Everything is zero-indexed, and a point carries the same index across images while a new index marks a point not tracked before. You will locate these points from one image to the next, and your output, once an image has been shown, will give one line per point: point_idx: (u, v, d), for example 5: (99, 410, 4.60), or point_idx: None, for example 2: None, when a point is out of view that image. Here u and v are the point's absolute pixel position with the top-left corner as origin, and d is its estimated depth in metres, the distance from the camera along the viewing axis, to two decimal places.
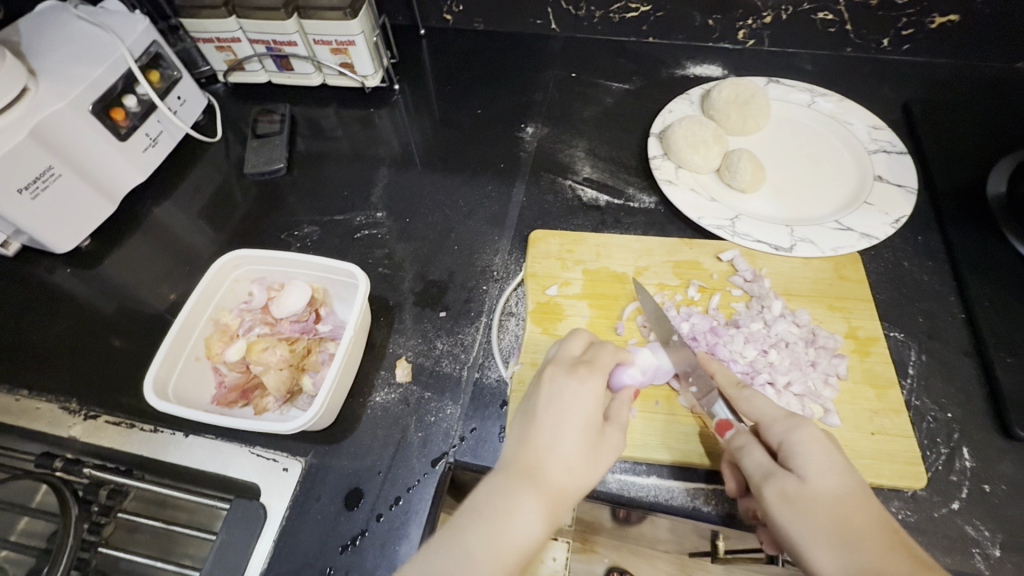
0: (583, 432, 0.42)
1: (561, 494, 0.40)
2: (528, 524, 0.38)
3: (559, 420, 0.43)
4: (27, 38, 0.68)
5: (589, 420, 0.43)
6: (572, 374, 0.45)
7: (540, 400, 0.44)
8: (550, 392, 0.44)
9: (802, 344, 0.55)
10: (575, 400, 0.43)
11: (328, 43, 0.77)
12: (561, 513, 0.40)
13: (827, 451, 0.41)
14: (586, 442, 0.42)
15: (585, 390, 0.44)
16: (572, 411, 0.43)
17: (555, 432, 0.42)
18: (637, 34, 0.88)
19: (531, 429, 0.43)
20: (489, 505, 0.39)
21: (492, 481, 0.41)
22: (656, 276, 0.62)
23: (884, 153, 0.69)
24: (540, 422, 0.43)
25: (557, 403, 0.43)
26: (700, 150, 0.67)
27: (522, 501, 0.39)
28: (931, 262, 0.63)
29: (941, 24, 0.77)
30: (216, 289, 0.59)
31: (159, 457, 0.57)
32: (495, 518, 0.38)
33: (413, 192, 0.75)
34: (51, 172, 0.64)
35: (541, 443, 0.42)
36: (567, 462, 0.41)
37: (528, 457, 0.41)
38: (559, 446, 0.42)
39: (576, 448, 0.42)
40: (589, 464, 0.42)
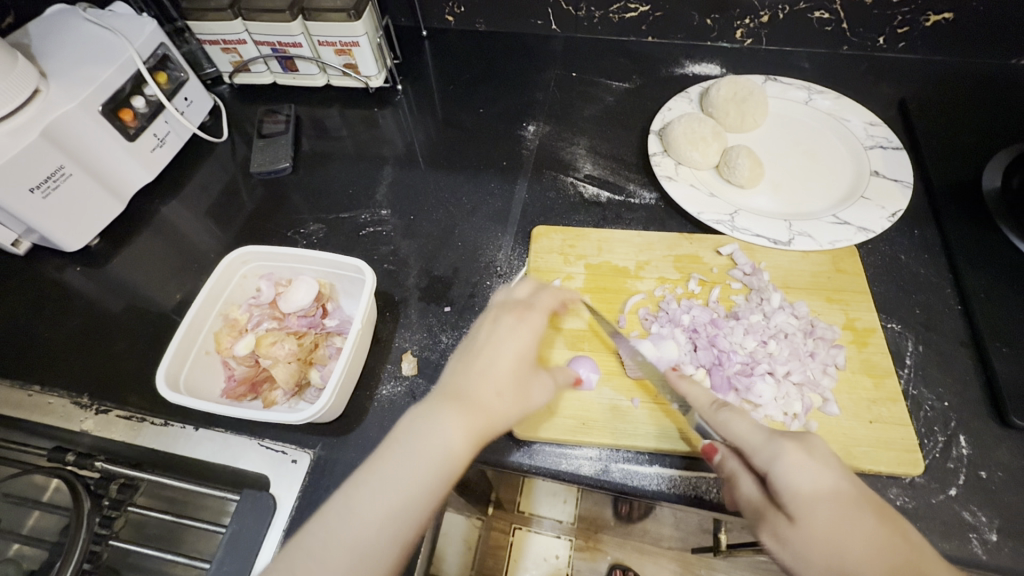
0: (516, 362, 0.44)
1: (481, 414, 0.42)
2: (445, 437, 0.40)
3: (494, 352, 0.45)
4: (37, 41, 0.69)
5: (523, 352, 0.45)
6: (514, 313, 0.47)
7: (479, 335, 0.46)
8: (490, 329, 0.46)
9: (801, 335, 0.56)
10: (511, 334, 0.45)
11: (333, 44, 0.78)
12: (481, 428, 0.42)
13: (811, 475, 0.40)
14: (518, 373, 0.44)
15: (521, 329, 0.46)
16: (506, 346, 0.45)
17: (487, 363, 0.44)
18: (636, 34, 0.89)
19: (468, 360, 0.45)
20: (416, 423, 0.41)
21: (421, 405, 0.43)
22: (657, 270, 0.63)
23: (880, 149, 0.70)
24: (474, 354, 0.45)
25: (496, 336, 0.45)
26: (699, 146, 0.68)
27: (442, 418, 0.41)
28: (927, 255, 0.64)
29: (935, 21, 0.78)
30: (225, 285, 0.60)
31: (170, 450, 0.58)
32: (420, 437, 0.40)
33: (417, 190, 0.76)
34: (62, 172, 0.65)
35: (471, 373, 0.44)
36: (495, 388, 0.43)
37: (456, 383, 0.43)
38: (492, 372, 0.44)
39: (507, 376, 0.44)
40: (517, 392, 0.44)
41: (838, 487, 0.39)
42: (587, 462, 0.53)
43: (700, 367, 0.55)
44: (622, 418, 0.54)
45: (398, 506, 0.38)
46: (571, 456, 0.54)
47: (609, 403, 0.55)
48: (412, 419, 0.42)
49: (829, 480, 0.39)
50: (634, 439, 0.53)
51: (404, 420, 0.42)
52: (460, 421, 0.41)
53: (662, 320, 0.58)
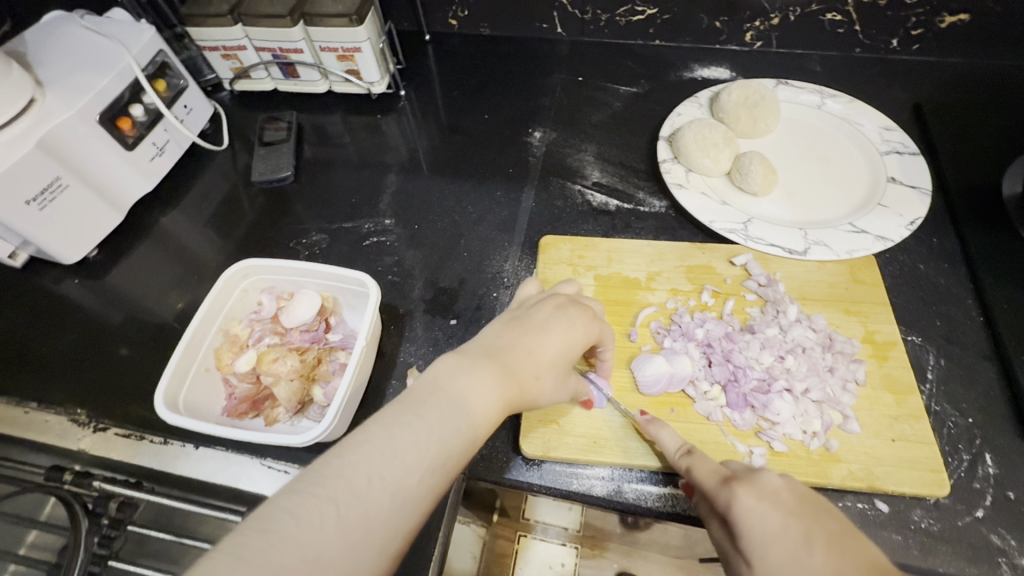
0: (564, 353, 0.45)
1: (517, 391, 0.43)
2: (484, 400, 0.40)
3: (548, 335, 0.45)
4: (34, 49, 0.68)
5: (576, 347, 0.46)
6: (582, 311, 0.48)
7: (539, 315, 0.47)
8: (552, 312, 0.47)
9: (819, 349, 0.55)
10: (571, 326, 0.46)
11: (334, 50, 0.77)
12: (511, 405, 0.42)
13: (761, 518, 0.39)
14: (562, 362, 0.45)
15: (581, 324, 0.46)
16: (565, 333, 0.46)
17: (543, 340, 0.45)
18: (643, 37, 0.88)
19: (516, 332, 0.45)
20: (451, 381, 0.40)
21: (457, 360, 0.42)
22: (669, 281, 0.61)
23: (897, 154, 0.68)
24: (529, 330, 0.45)
25: (557, 322, 0.46)
26: (710, 153, 0.67)
27: (483, 379, 0.41)
28: (947, 264, 0.62)
29: (951, 23, 0.77)
30: (225, 299, 0.58)
31: (169, 470, 0.57)
32: (452, 397, 0.39)
33: (421, 199, 0.74)
34: (58, 183, 0.64)
35: (523, 349, 0.44)
36: (538, 369, 0.44)
37: (504, 352, 0.43)
38: (541, 356, 0.44)
39: (550, 363, 0.44)
40: (552, 378, 0.45)
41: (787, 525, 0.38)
42: (599, 482, 0.52)
43: (715, 384, 0.53)
44: (635, 436, 0.52)
45: (401, 478, 0.35)
46: (583, 476, 0.52)
47: (622, 421, 0.53)
48: (453, 371, 0.41)
49: (780, 521, 0.39)
50: (648, 458, 0.51)
51: (442, 372, 0.41)
52: (500, 390, 0.41)
53: (675, 334, 0.57)
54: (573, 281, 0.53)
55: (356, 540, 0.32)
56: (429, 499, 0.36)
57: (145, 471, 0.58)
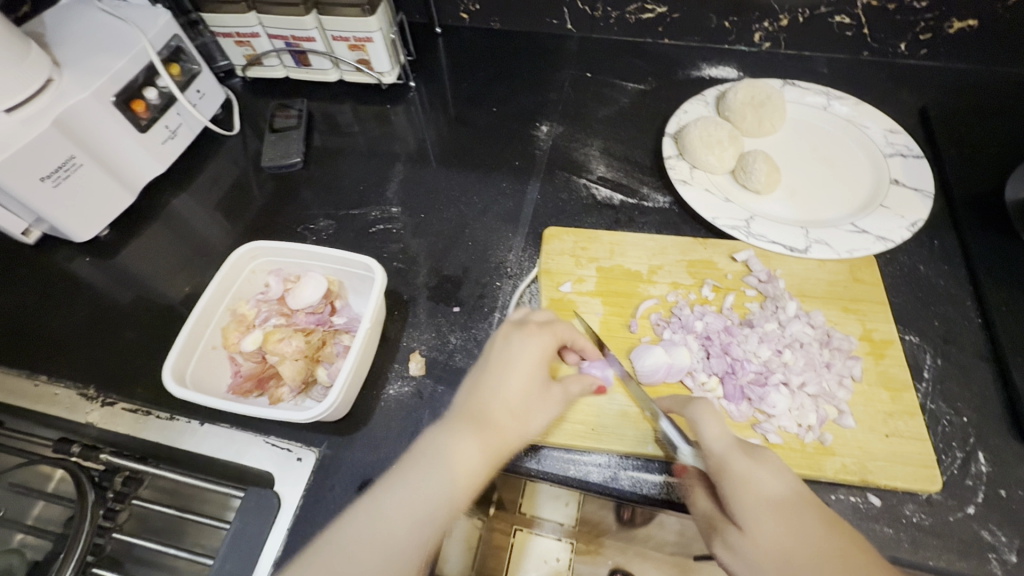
0: (527, 382, 0.47)
1: (495, 435, 0.46)
2: (464, 458, 0.44)
3: (506, 373, 0.47)
4: (51, 30, 0.69)
5: (533, 372, 0.48)
6: (525, 330, 0.49)
7: (493, 354, 0.49)
8: (503, 347, 0.49)
9: (817, 345, 0.55)
10: (523, 350, 0.48)
11: (346, 40, 0.78)
12: (496, 450, 0.45)
13: (758, 485, 0.42)
14: (527, 389, 0.47)
15: (533, 344, 0.48)
16: (518, 362, 0.48)
17: (504, 378, 0.47)
18: (653, 35, 0.88)
19: (481, 378, 0.48)
20: (430, 445, 0.45)
21: (438, 425, 0.46)
22: (671, 275, 0.62)
23: (900, 157, 0.69)
24: (490, 372, 0.48)
25: (511, 357, 0.48)
26: (715, 150, 0.67)
27: (458, 437, 0.45)
28: (947, 266, 0.63)
29: (959, 28, 0.77)
30: (234, 280, 0.59)
31: (175, 445, 0.58)
32: (433, 458, 0.44)
33: (428, 188, 0.75)
34: (73, 162, 0.65)
35: (487, 396, 0.47)
36: (510, 407, 0.47)
37: (475, 406, 0.46)
38: (505, 392, 0.47)
39: (517, 397, 0.47)
40: (528, 408, 0.47)
41: (784, 497, 0.42)
42: (596, 469, 0.53)
43: (712, 375, 0.54)
44: (634, 424, 0.53)
45: (392, 537, 0.41)
46: (579, 462, 0.53)
47: (620, 409, 0.54)
48: (432, 436, 0.45)
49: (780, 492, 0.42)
50: (646, 447, 0.52)
51: (427, 440, 0.45)
52: (475, 441, 0.45)
53: (674, 326, 0.57)
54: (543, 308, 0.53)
55: None
56: (430, 547, 0.42)
57: (151, 445, 0.59)
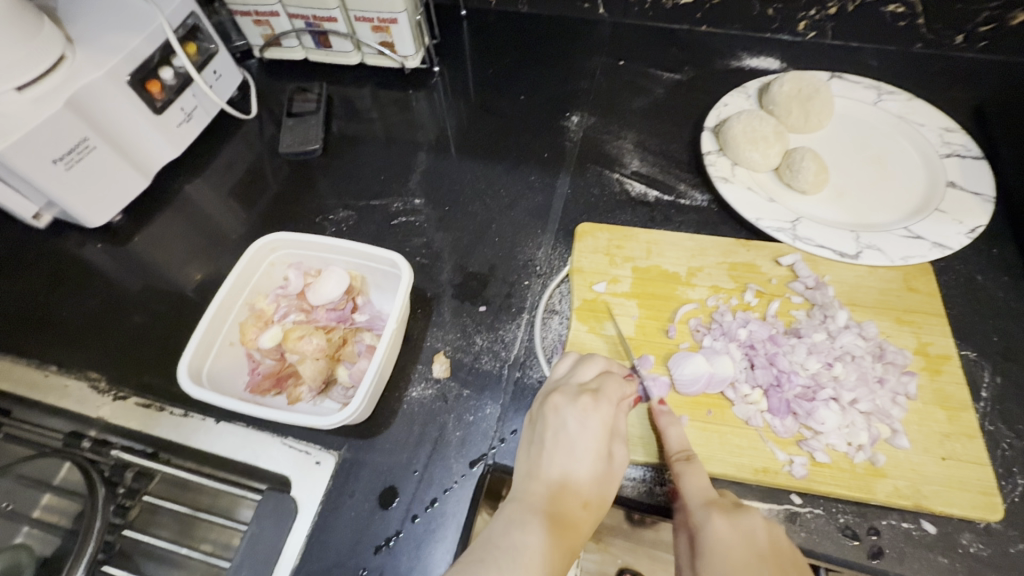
0: (592, 463, 0.43)
1: (570, 527, 0.40)
2: (545, 557, 0.38)
3: (569, 455, 0.43)
4: (64, 5, 0.66)
5: (597, 450, 0.43)
6: (580, 399, 0.45)
7: (548, 431, 0.44)
8: (556, 422, 0.44)
9: (869, 358, 0.52)
10: (583, 429, 0.44)
11: (370, 21, 0.74)
12: (573, 546, 0.40)
13: (728, 548, 0.40)
14: (595, 473, 0.43)
15: (592, 419, 0.44)
16: (580, 443, 0.43)
17: (567, 461, 0.43)
18: (690, 22, 0.84)
19: (543, 461, 0.44)
20: (506, 537, 0.39)
21: (505, 513, 0.41)
22: (711, 278, 0.58)
23: (957, 158, 0.64)
24: (549, 453, 0.44)
25: (570, 434, 0.44)
26: (760, 146, 0.63)
27: (538, 535, 0.39)
28: (1007, 277, 0.59)
29: (1023, 21, 0.72)
30: (252, 273, 0.57)
31: (188, 443, 0.56)
32: (515, 551, 0.38)
33: (452, 180, 0.72)
34: (85, 145, 0.62)
35: (551, 478, 0.42)
36: (581, 495, 0.42)
37: (540, 494, 0.42)
38: (570, 478, 0.42)
39: (587, 484, 0.42)
40: (601, 492, 0.43)
41: (751, 559, 0.39)
42: (629, 483, 0.50)
43: (756, 388, 0.51)
44: None
45: None
46: None
47: None
48: (506, 527, 0.39)
49: (745, 554, 0.39)
50: None
51: (498, 529, 0.39)
52: (556, 539, 0.39)
53: (715, 333, 0.54)
54: (594, 364, 0.49)
55: None
56: None
57: (163, 441, 0.57)
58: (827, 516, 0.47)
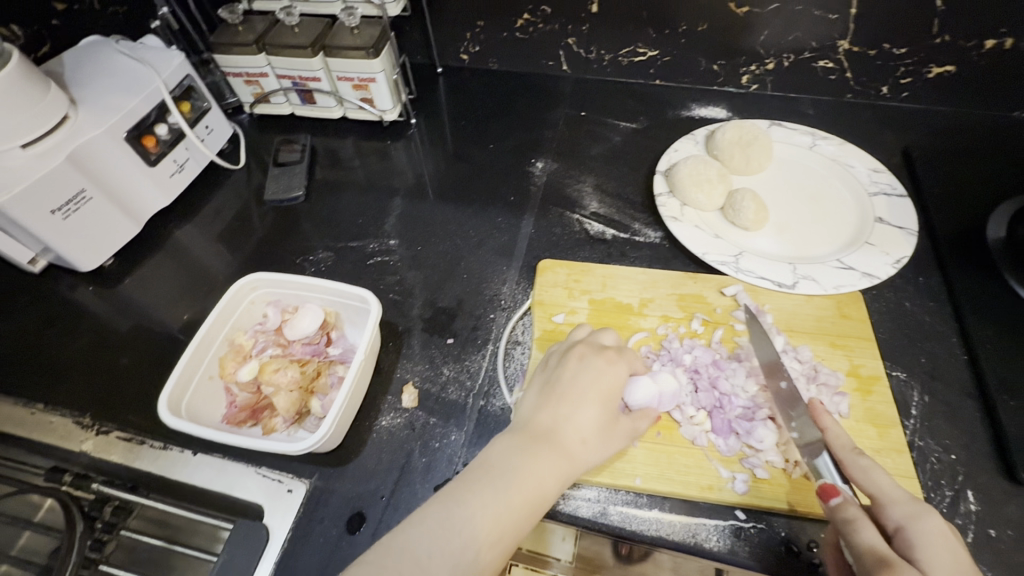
0: (604, 408, 0.47)
1: (569, 463, 0.44)
2: (529, 483, 0.42)
3: (583, 397, 0.47)
4: (70, 70, 0.73)
5: (611, 398, 0.47)
6: (603, 354, 0.49)
7: (568, 373, 0.48)
8: (578, 367, 0.48)
9: (804, 380, 0.56)
10: (597, 377, 0.48)
11: (350, 80, 0.81)
12: (562, 478, 0.44)
13: (954, 550, 0.38)
14: (603, 417, 0.47)
15: (614, 369, 0.48)
16: (596, 389, 0.47)
17: (581, 402, 0.46)
18: (645, 77, 0.92)
19: (556, 400, 0.47)
20: (507, 466, 0.43)
21: (509, 442, 0.45)
22: (661, 308, 0.63)
23: (884, 196, 0.71)
24: (566, 393, 0.47)
25: (586, 379, 0.47)
26: (704, 188, 0.70)
27: (537, 467, 0.43)
28: (933, 303, 0.64)
29: (937, 74, 0.80)
30: (233, 311, 0.61)
31: (167, 475, 0.58)
32: (512, 476, 0.42)
33: (425, 222, 0.77)
34: (83, 195, 0.67)
35: (561, 417, 0.46)
36: (584, 435, 0.46)
37: (541, 428, 0.45)
38: (580, 416, 0.46)
39: (594, 424, 0.46)
40: (603, 438, 0.46)
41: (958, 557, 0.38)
42: (584, 503, 0.52)
43: (701, 410, 0.55)
44: (620, 457, 0.53)
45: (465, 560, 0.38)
46: (570, 497, 0.53)
47: None
48: (508, 457, 0.43)
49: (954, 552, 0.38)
50: (631, 480, 0.52)
51: (498, 457, 0.44)
52: (552, 470, 0.43)
53: (663, 359, 0.58)
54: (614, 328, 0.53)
55: None
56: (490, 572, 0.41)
57: (142, 474, 0.59)
58: (770, 531, 0.50)
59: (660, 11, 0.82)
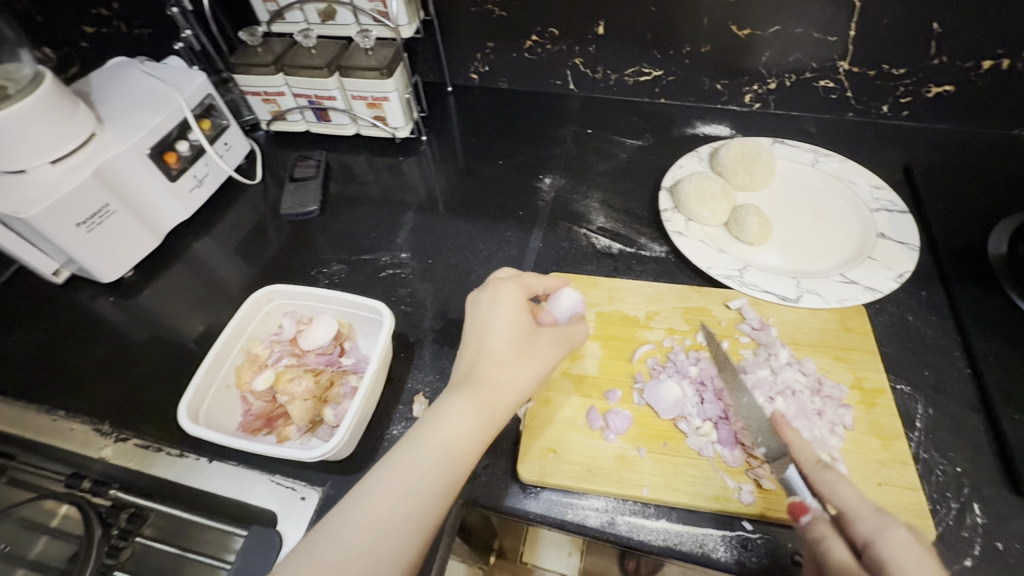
0: (505, 333, 0.52)
1: (488, 387, 0.49)
2: (460, 415, 0.47)
3: (483, 331, 0.52)
4: (97, 90, 0.76)
5: (507, 322, 0.52)
6: (488, 288, 0.55)
7: (469, 319, 0.54)
8: (473, 309, 0.54)
9: (808, 393, 0.57)
10: (493, 308, 0.53)
11: (364, 98, 0.84)
12: (493, 399, 0.49)
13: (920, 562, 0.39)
14: (506, 339, 0.52)
15: (500, 297, 0.54)
16: (490, 319, 0.53)
17: (482, 336, 0.52)
18: (650, 95, 0.94)
19: (467, 345, 0.53)
20: (431, 410, 0.49)
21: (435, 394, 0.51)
22: (666, 321, 0.64)
23: (886, 212, 0.72)
24: (472, 335, 0.53)
25: (481, 315, 0.53)
26: (708, 204, 0.71)
27: (456, 401, 0.48)
28: (935, 316, 0.65)
29: (936, 93, 0.82)
30: (250, 321, 0.62)
31: (183, 482, 0.59)
32: (433, 415, 0.48)
33: (436, 236, 0.79)
34: (107, 209, 0.70)
35: (472, 355, 0.51)
36: (493, 360, 0.51)
37: (463, 370, 0.51)
38: (484, 348, 0.51)
39: (498, 348, 0.51)
40: (516, 358, 0.51)
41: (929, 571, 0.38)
42: (592, 513, 0.53)
43: (707, 421, 0.56)
44: (628, 467, 0.54)
45: (407, 487, 0.44)
46: (578, 506, 0.53)
47: (616, 452, 0.55)
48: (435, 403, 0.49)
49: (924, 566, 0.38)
50: (640, 490, 0.52)
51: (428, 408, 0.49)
52: (471, 398, 0.48)
53: (670, 370, 0.59)
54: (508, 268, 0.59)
55: (393, 538, 0.42)
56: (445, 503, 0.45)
57: (159, 480, 0.60)
58: (775, 542, 0.50)
59: (665, 32, 0.85)
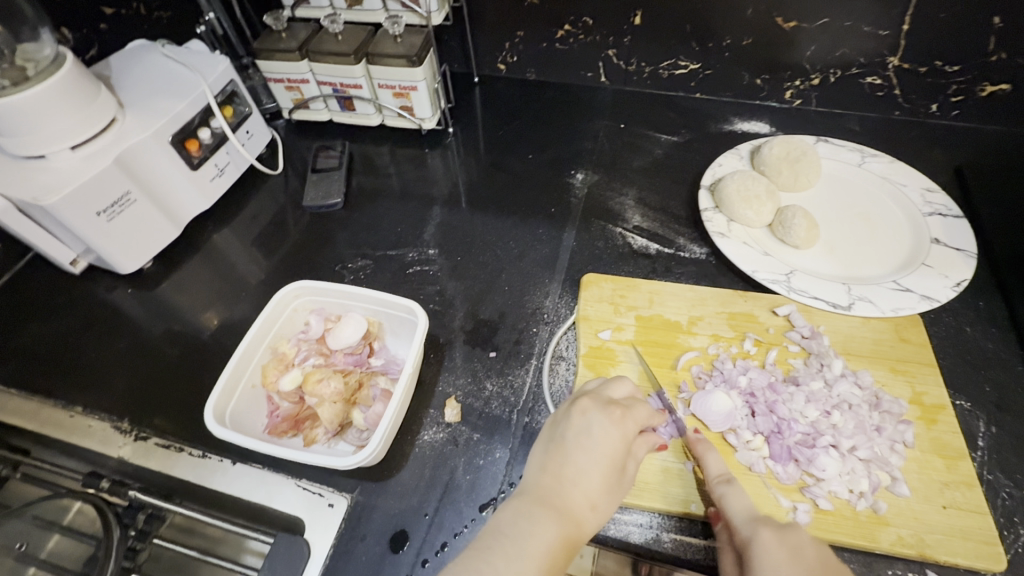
0: (607, 471, 0.44)
1: (577, 528, 0.42)
2: (547, 553, 0.39)
3: (583, 454, 0.44)
4: (118, 74, 0.73)
5: (612, 460, 0.44)
6: (606, 412, 0.46)
7: (571, 431, 0.46)
8: (580, 424, 0.46)
9: (866, 407, 0.54)
10: (603, 437, 0.45)
11: (392, 87, 0.81)
12: (574, 542, 0.41)
13: (777, 562, 0.41)
14: (607, 481, 0.44)
15: (613, 431, 0.45)
16: (598, 449, 0.44)
17: (586, 463, 0.44)
18: (685, 89, 0.91)
19: (561, 459, 0.44)
20: (514, 526, 0.40)
21: (511, 504, 0.42)
22: (710, 327, 0.61)
23: (939, 216, 0.68)
24: (570, 452, 0.44)
25: (587, 438, 0.45)
26: (754, 205, 0.68)
27: (544, 527, 0.40)
28: (994, 328, 0.62)
29: (991, 92, 0.78)
30: (277, 319, 0.60)
31: (205, 484, 0.57)
32: (518, 542, 0.39)
33: (464, 232, 0.76)
34: (127, 198, 0.67)
35: (568, 480, 0.43)
36: (588, 495, 0.43)
37: (547, 485, 0.43)
38: (583, 483, 0.43)
39: (599, 489, 0.43)
40: (609, 500, 0.44)
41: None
42: (637, 529, 0.51)
43: (758, 434, 0.53)
44: (675, 481, 0.51)
45: None
46: (621, 521, 0.51)
47: (663, 465, 0.52)
48: (512, 520, 0.41)
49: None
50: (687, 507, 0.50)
51: (502, 521, 0.41)
52: (559, 532, 0.40)
53: (716, 380, 0.56)
54: (626, 384, 0.50)
55: None
56: None
57: (181, 482, 0.58)
58: None
59: (704, 23, 0.81)
